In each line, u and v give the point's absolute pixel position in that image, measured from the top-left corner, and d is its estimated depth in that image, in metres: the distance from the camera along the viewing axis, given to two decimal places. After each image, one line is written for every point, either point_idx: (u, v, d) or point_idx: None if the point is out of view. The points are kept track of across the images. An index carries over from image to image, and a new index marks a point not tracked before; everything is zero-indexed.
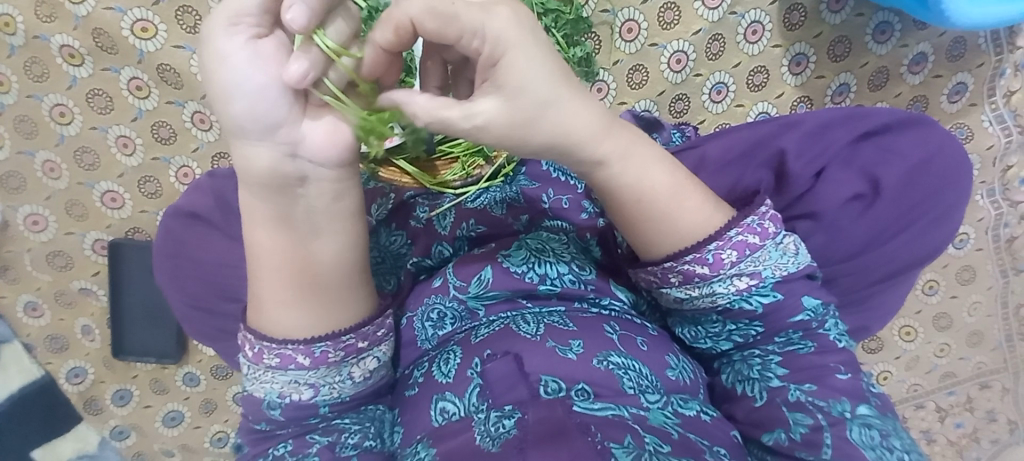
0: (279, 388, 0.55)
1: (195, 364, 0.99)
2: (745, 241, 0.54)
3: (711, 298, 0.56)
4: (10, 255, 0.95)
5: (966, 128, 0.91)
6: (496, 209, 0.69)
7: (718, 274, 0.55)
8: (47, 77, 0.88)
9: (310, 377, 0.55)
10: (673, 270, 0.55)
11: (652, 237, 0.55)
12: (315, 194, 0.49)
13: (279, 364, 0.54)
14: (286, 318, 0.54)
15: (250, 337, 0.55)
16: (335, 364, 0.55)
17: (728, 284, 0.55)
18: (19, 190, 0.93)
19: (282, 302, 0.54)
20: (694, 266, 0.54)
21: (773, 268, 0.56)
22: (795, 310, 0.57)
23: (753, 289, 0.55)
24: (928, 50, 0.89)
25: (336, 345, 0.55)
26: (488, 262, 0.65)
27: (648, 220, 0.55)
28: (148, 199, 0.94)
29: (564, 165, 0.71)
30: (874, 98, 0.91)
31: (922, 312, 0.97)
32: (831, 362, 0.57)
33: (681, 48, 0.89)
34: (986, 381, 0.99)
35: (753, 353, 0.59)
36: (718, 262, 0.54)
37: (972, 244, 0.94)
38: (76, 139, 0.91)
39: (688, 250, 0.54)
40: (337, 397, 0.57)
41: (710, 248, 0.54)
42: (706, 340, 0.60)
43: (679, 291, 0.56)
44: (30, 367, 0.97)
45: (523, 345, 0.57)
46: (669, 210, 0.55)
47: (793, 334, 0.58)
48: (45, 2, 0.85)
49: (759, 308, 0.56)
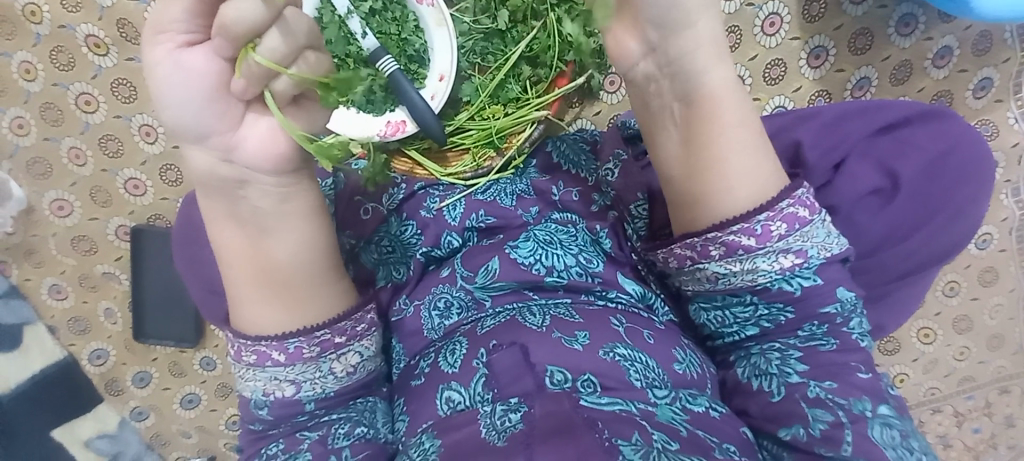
0: (262, 386, 0.57)
1: (212, 349, 1.01)
2: (795, 214, 0.53)
3: (752, 275, 0.54)
4: (36, 239, 0.98)
5: (992, 125, 0.88)
6: (505, 200, 0.70)
7: (765, 247, 0.53)
8: (72, 66, 0.91)
9: (290, 373, 0.56)
10: (718, 241, 0.54)
11: (727, 184, 0.54)
12: (257, 196, 0.52)
13: (257, 361, 0.56)
14: (258, 315, 0.55)
15: (230, 335, 0.57)
16: (312, 359, 0.56)
17: (774, 260, 0.54)
18: (45, 176, 0.96)
19: (253, 300, 0.56)
20: (741, 237, 0.53)
21: (818, 248, 0.54)
22: (826, 300, 0.56)
23: (796, 269, 0.54)
24: (953, 43, 0.86)
25: (308, 341, 0.55)
26: (495, 253, 0.66)
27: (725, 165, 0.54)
28: (168, 187, 0.96)
29: (573, 157, 0.72)
30: (895, 92, 0.88)
31: (942, 314, 0.94)
32: (852, 361, 0.56)
33: None
34: (1007, 386, 0.97)
35: (773, 347, 0.58)
36: (767, 233, 0.53)
37: (996, 244, 0.92)
38: (100, 127, 0.94)
39: (738, 220, 0.53)
40: (320, 392, 0.58)
41: (760, 218, 0.53)
42: (732, 325, 0.59)
43: (719, 266, 0.55)
44: (53, 348, 1.00)
45: (529, 336, 0.57)
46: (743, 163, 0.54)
47: (817, 328, 0.56)
48: None
49: (798, 291, 0.55)
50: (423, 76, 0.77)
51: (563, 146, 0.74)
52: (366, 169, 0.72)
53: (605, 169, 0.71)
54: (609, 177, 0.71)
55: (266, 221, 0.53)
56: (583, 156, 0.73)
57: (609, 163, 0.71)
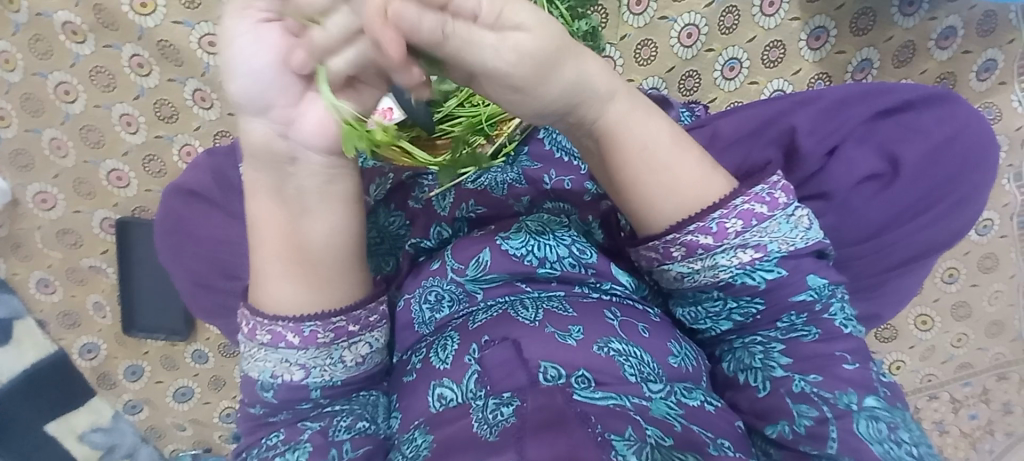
0: (272, 367, 0.55)
1: (204, 342, 1.00)
2: (752, 210, 0.52)
3: (715, 272, 0.53)
4: (21, 232, 0.96)
5: (995, 108, 0.87)
6: (496, 190, 0.68)
7: (722, 245, 0.52)
8: (50, 55, 0.89)
9: (301, 357, 0.55)
10: (676, 243, 0.52)
11: (657, 195, 0.52)
12: (305, 177, 0.50)
13: (271, 341, 0.54)
14: (281, 292, 0.54)
15: (246, 312, 0.55)
16: (325, 345, 0.55)
17: (732, 255, 0.52)
18: (27, 168, 0.94)
19: (276, 276, 0.54)
20: (698, 237, 0.52)
21: (779, 241, 0.53)
22: (797, 289, 0.54)
23: (758, 263, 0.53)
24: (957, 23, 0.84)
25: (325, 326, 0.54)
26: (486, 244, 0.64)
27: (661, 170, 0.52)
28: (153, 177, 0.95)
29: (565, 145, 0.70)
30: (898, 75, 0.86)
31: (940, 301, 0.94)
32: (837, 351, 0.55)
33: (692, 21, 0.86)
34: (1004, 373, 0.96)
35: (755, 340, 0.57)
36: (723, 231, 0.52)
37: (997, 230, 0.90)
38: (81, 117, 0.92)
39: (692, 220, 0.51)
40: (328, 380, 0.57)
41: (715, 216, 0.51)
42: (706, 320, 0.58)
43: (681, 266, 0.54)
44: (43, 343, 0.99)
45: (522, 331, 0.56)
46: (671, 166, 0.52)
47: (795, 318, 0.55)
48: None
49: (762, 284, 0.54)
50: None
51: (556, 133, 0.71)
52: None
53: None
54: None
55: (304, 203, 0.51)
56: None
57: None
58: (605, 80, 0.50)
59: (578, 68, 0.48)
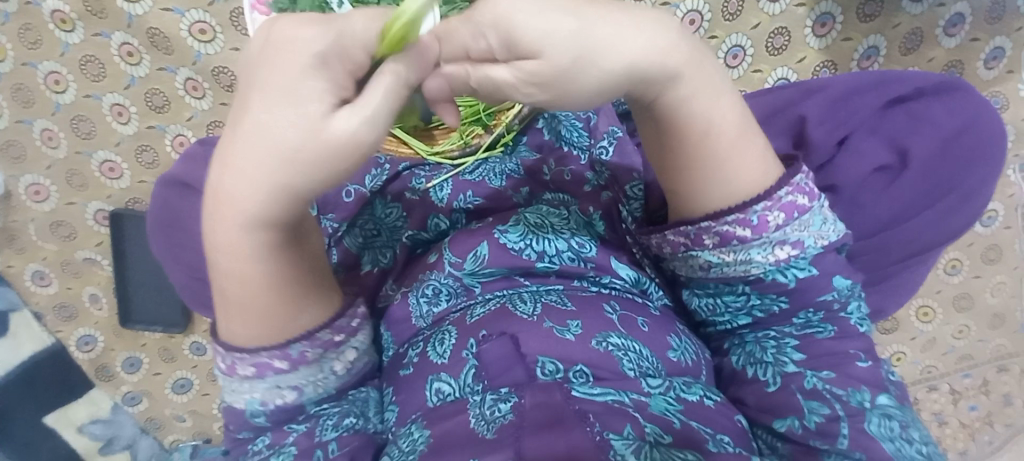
0: (260, 396, 0.54)
1: (201, 334, 1.00)
2: (794, 202, 0.51)
3: (746, 266, 0.52)
4: (15, 224, 0.95)
5: (1002, 97, 0.85)
6: (494, 181, 0.67)
7: (761, 238, 0.51)
8: (40, 44, 0.87)
9: (292, 379, 0.54)
10: (710, 231, 0.51)
11: (713, 186, 0.50)
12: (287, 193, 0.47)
13: (256, 373, 0.53)
14: (250, 329, 0.51)
15: (222, 351, 0.52)
16: (314, 362, 0.54)
17: (768, 253, 0.52)
18: (19, 159, 0.93)
19: (251, 316, 0.50)
20: (735, 228, 0.50)
21: (816, 236, 0.52)
22: (823, 290, 0.54)
23: (792, 260, 0.52)
24: (965, 10, 0.82)
25: (312, 344, 0.52)
26: (484, 237, 0.63)
27: (712, 164, 0.49)
28: (146, 169, 0.94)
29: (565, 135, 0.69)
30: (906, 62, 0.84)
31: (942, 292, 0.93)
32: (850, 349, 0.55)
33: (695, 7, 0.84)
34: (1004, 364, 0.96)
35: (769, 335, 0.57)
36: (762, 224, 0.50)
37: (1001, 222, 0.90)
38: (72, 108, 0.91)
39: (731, 211, 0.50)
40: (322, 392, 0.56)
41: (756, 208, 0.50)
42: (725, 313, 0.58)
43: (712, 255, 0.52)
44: (40, 335, 0.98)
45: (519, 325, 0.55)
46: (725, 158, 0.49)
47: (812, 316, 0.56)
48: None
49: (792, 282, 0.53)
50: None
51: (556, 123, 0.69)
52: None
53: (599, 147, 0.66)
54: (602, 156, 0.66)
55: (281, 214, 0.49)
56: (575, 133, 0.68)
57: (603, 140, 0.66)
58: (674, 56, 0.43)
59: (628, 68, 0.42)
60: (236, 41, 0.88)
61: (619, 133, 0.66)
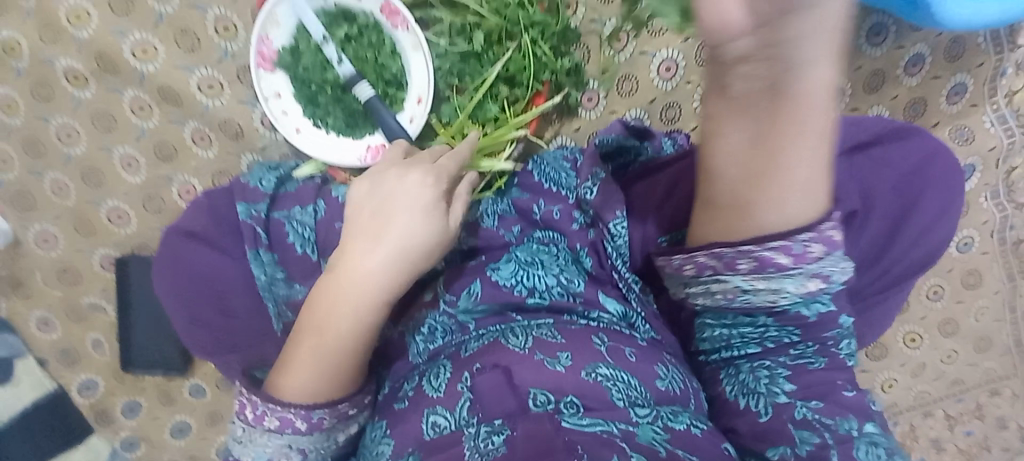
0: (270, 452, 0.56)
1: (201, 376, 1.02)
2: (835, 236, 0.49)
3: (775, 295, 0.52)
4: (21, 271, 0.95)
5: (968, 129, 0.89)
6: (486, 221, 0.71)
7: (798, 268, 0.50)
8: (54, 99, 0.92)
9: (303, 442, 0.57)
10: (747, 256, 0.50)
11: (765, 215, 0.49)
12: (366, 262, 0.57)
13: (277, 427, 0.56)
14: (304, 379, 0.56)
15: (255, 399, 0.56)
16: (327, 431, 0.57)
17: (800, 283, 0.51)
18: (28, 209, 0.94)
19: (309, 363, 0.56)
20: (777, 254, 0.49)
21: (845, 274, 0.51)
22: (827, 328, 0.55)
23: (819, 295, 0.52)
24: (925, 50, 0.88)
25: (331, 414, 0.57)
26: (477, 275, 0.66)
27: (765, 197, 0.48)
28: (151, 215, 0.98)
29: (552, 176, 0.73)
30: (870, 101, 0.91)
31: (926, 318, 0.95)
32: (839, 379, 0.57)
33: (670, 56, 0.87)
34: (996, 388, 0.96)
35: (762, 364, 0.59)
36: (804, 255, 0.49)
37: (977, 247, 0.92)
38: (82, 161, 0.95)
39: (774, 237, 0.49)
40: (320, 459, 0.59)
41: (801, 237, 0.48)
42: (731, 341, 0.59)
43: (743, 281, 0.52)
44: (42, 381, 0.95)
45: (512, 358, 0.57)
46: (781, 195, 0.47)
47: (807, 348, 0.57)
48: (49, 27, 0.91)
49: (812, 316, 0.54)
50: (400, 98, 0.79)
51: (542, 164, 0.75)
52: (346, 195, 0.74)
53: (584, 187, 0.68)
54: (587, 196, 0.68)
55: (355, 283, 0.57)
56: (562, 174, 0.73)
57: (587, 182, 0.68)
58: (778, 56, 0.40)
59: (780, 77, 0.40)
60: (240, 93, 0.98)
61: (603, 174, 0.68)
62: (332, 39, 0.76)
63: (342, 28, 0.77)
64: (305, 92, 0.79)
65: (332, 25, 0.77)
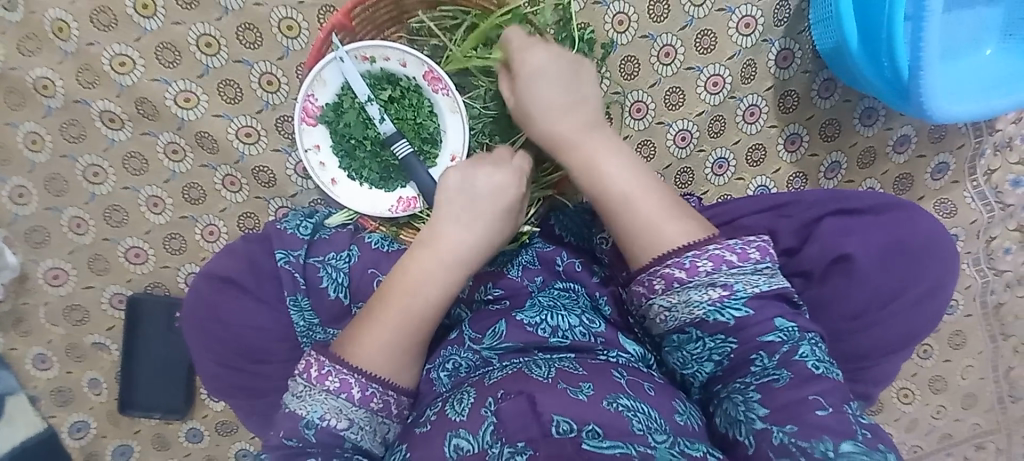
0: (324, 409, 0.63)
1: (200, 419, 1.04)
2: (722, 256, 0.63)
3: (690, 308, 0.63)
4: (25, 307, 1.00)
5: (950, 203, 1.00)
6: (511, 271, 0.77)
7: (694, 280, 0.63)
8: (84, 138, 0.97)
9: (352, 412, 0.64)
10: (659, 276, 0.64)
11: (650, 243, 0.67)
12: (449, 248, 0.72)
13: (336, 388, 0.64)
14: (375, 355, 0.66)
15: (322, 358, 0.65)
16: (375, 411, 0.65)
17: (703, 292, 0.62)
18: (42, 244, 0.99)
19: (380, 342, 0.67)
20: (673, 270, 0.64)
21: (744, 283, 0.63)
22: (764, 331, 0.62)
23: (726, 301, 0.62)
24: (910, 132, 0.99)
25: (382, 393, 0.65)
26: (502, 317, 0.72)
27: (644, 224, 0.68)
28: (171, 255, 1.01)
29: (572, 229, 0.83)
30: (863, 174, 1.00)
31: (918, 375, 1.00)
32: (810, 395, 0.60)
33: (686, 127, 0.98)
34: (981, 443, 1.03)
35: (736, 388, 0.62)
36: (694, 268, 0.63)
37: (962, 310, 1.00)
38: (106, 199, 0.99)
39: (669, 256, 0.65)
40: (354, 442, 0.63)
41: (687, 255, 0.64)
42: (693, 364, 0.65)
43: (663, 299, 0.64)
44: (33, 420, 1.01)
45: (535, 386, 0.60)
46: (656, 223, 0.68)
47: (766, 362, 0.62)
48: (89, 71, 0.95)
49: (732, 321, 0.62)
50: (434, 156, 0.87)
51: (563, 220, 0.84)
52: (381, 242, 0.82)
53: (599, 238, 0.82)
54: (602, 245, 0.81)
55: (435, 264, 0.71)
56: (580, 227, 0.84)
57: (602, 233, 0.82)
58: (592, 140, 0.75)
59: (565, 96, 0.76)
60: (277, 143, 0.99)
61: None
62: (375, 100, 0.85)
63: (386, 90, 0.86)
64: (342, 146, 0.87)
65: (375, 86, 0.86)
